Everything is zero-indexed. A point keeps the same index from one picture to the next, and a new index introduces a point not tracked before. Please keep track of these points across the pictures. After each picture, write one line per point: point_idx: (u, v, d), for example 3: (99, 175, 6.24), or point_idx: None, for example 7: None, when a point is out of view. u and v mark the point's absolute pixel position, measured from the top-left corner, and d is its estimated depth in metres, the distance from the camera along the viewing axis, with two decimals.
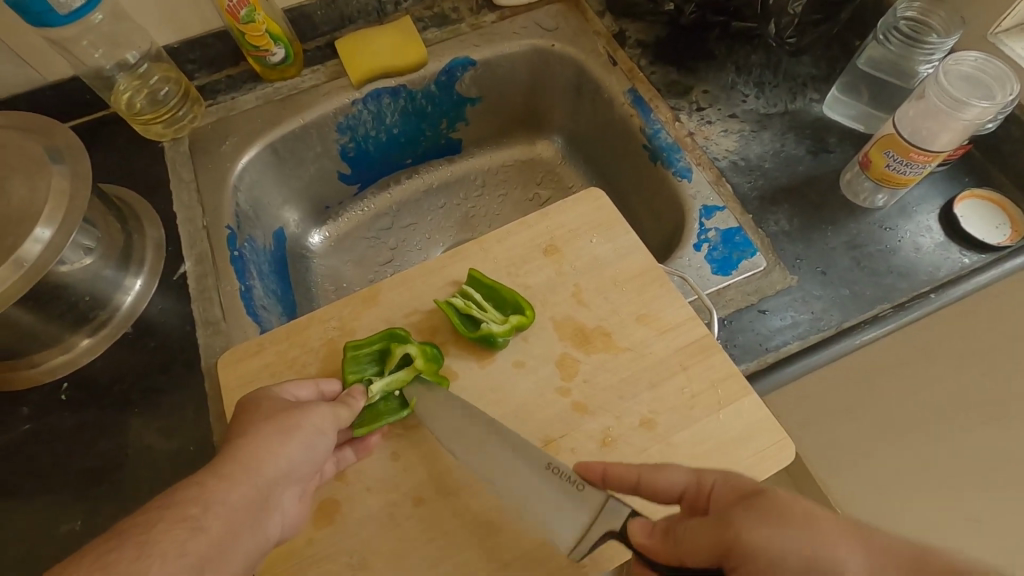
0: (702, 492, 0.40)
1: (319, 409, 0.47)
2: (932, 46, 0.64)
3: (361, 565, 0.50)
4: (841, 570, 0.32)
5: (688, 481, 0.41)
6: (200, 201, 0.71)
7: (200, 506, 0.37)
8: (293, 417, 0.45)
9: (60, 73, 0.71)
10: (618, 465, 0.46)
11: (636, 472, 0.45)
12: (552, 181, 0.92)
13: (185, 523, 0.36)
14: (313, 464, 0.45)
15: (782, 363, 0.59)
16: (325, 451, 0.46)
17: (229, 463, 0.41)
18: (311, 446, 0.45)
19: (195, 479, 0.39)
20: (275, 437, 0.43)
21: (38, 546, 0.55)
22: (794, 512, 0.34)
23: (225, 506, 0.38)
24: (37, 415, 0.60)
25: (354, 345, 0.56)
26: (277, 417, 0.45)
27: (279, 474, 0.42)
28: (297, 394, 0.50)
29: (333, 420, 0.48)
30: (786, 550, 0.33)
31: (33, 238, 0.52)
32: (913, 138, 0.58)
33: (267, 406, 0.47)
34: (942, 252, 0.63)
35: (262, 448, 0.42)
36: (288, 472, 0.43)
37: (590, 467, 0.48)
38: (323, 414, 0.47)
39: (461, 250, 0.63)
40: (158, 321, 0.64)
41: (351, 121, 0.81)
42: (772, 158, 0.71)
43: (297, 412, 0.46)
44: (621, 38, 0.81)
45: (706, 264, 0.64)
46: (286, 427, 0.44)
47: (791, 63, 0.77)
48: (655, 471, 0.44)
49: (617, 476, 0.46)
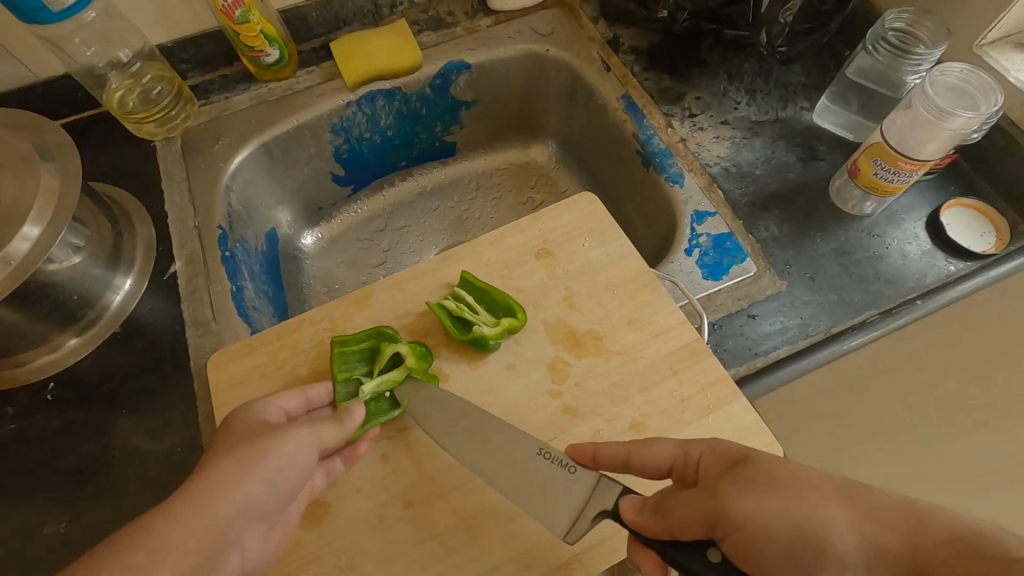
0: (690, 463, 0.43)
1: (294, 433, 0.44)
2: (919, 57, 0.65)
3: (350, 567, 0.50)
4: (828, 531, 0.34)
5: (676, 454, 0.44)
6: (192, 201, 0.71)
7: (148, 552, 0.33)
8: (261, 445, 0.42)
9: (52, 71, 0.71)
10: (609, 445, 0.47)
11: (625, 451, 0.46)
12: (546, 185, 0.92)
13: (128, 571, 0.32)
14: (281, 497, 0.42)
15: (771, 368, 0.59)
16: (296, 484, 0.43)
17: (183, 501, 0.37)
18: (279, 477, 0.42)
19: (142, 520, 0.35)
20: (240, 472, 0.40)
21: (21, 549, 0.54)
22: (778, 476, 0.37)
23: (177, 552, 0.34)
24: (22, 416, 0.59)
25: (342, 341, 0.56)
26: (244, 445, 0.42)
27: (239, 510, 0.39)
28: (284, 406, 0.49)
29: (309, 445, 0.45)
30: (774, 510, 0.36)
31: (22, 236, 0.52)
32: (901, 146, 0.59)
33: (236, 434, 0.44)
34: (929, 260, 0.64)
35: (224, 481, 0.39)
36: (251, 508, 0.40)
37: (581, 450, 0.48)
38: (299, 441, 0.44)
39: (454, 252, 0.63)
40: (147, 321, 0.64)
41: (345, 123, 0.81)
42: (763, 164, 0.72)
43: (267, 440, 0.43)
44: (615, 45, 0.82)
45: (697, 269, 0.64)
46: (252, 457, 0.41)
47: (782, 72, 0.78)
48: (643, 447, 0.46)
49: (608, 458, 0.47)
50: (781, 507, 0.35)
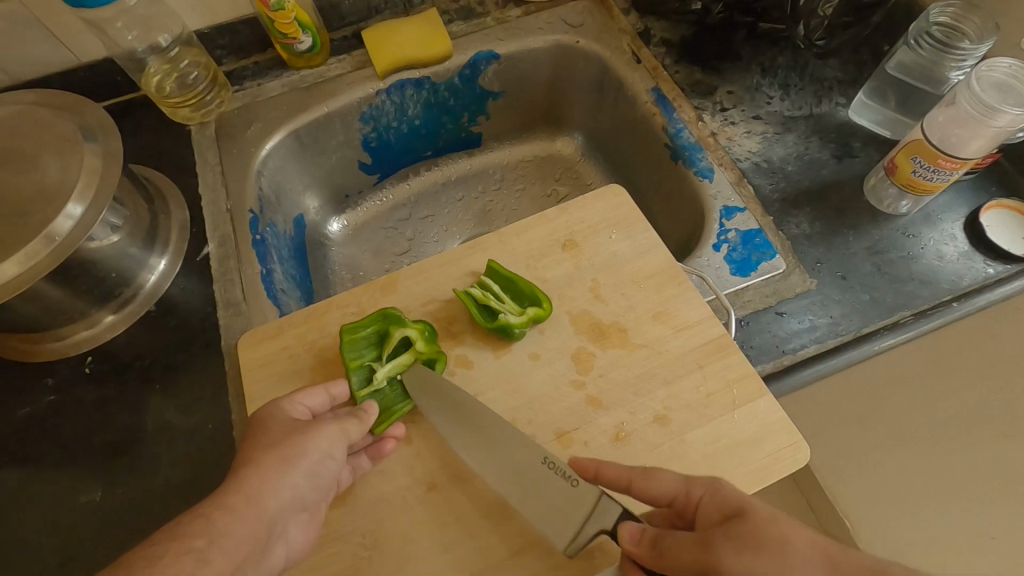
0: (689, 503, 0.43)
1: (323, 427, 0.46)
2: (964, 53, 0.63)
3: (373, 546, 0.50)
4: None
5: (678, 489, 0.44)
6: (225, 184, 0.72)
7: (206, 538, 0.36)
8: (299, 443, 0.44)
9: (94, 54, 0.73)
10: (610, 466, 0.48)
11: (628, 478, 0.47)
12: (571, 178, 0.92)
13: (189, 555, 0.34)
14: (316, 491, 0.45)
15: (798, 366, 0.59)
16: (329, 475, 0.46)
17: (234, 495, 0.39)
18: (315, 472, 0.44)
19: (198, 511, 0.37)
20: (278, 468, 0.42)
21: (57, 514, 0.56)
22: (769, 539, 0.37)
23: (230, 539, 0.37)
24: (62, 387, 0.61)
25: (349, 328, 0.57)
26: (283, 442, 0.44)
27: (282, 504, 0.41)
28: (309, 404, 0.50)
29: (341, 441, 0.47)
30: None
31: (65, 215, 0.54)
32: (941, 144, 0.58)
33: (274, 428, 0.46)
34: (966, 262, 0.63)
35: (268, 477, 0.41)
36: (292, 501, 0.42)
37: (584, 464, 0.49)
38: (329, 435, 0.46)
39: (480, 241, 0.63)
40: (181, 300, 0.66)
41: (374, 112, 0.82)
42: (796, 161, 0.70)
43: (304, 436, 0.45)
44: (646, 37, 0.81)
45: (725, 264, 0.64)
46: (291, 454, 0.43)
47: (817, 66, 0.76)
48: (646, 478, 0.46)
49: (609, 478, 0.47)
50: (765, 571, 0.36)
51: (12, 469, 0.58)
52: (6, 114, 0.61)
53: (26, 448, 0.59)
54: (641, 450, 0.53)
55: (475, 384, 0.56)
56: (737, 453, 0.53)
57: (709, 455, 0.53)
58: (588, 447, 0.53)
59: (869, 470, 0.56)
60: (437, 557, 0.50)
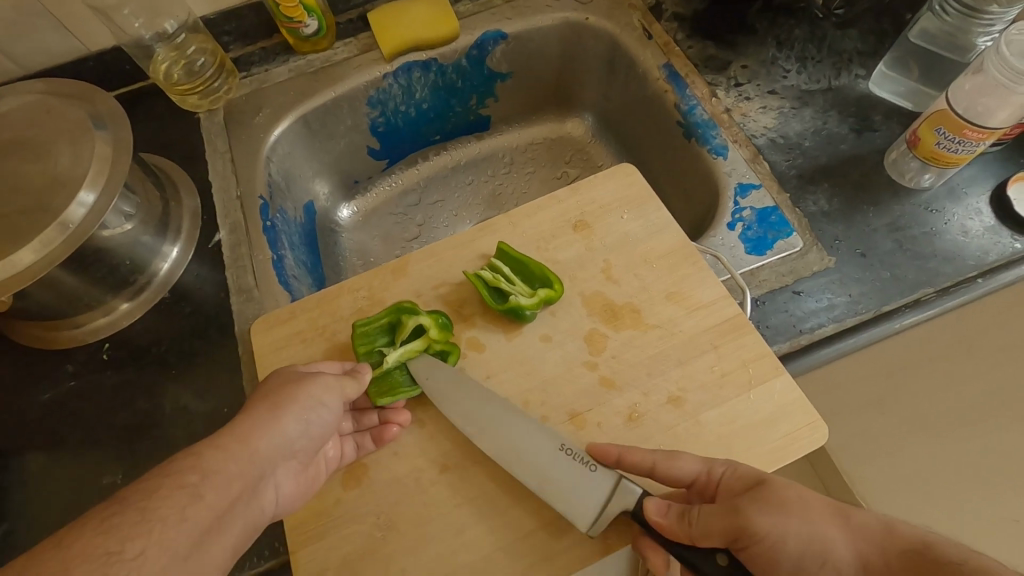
0: (711, 482, 0.45)
1: (316, 378, 0.48)
2: (992, 17, 0.61)
3: (388, 527, 0.51)
4: (831, 547, 0.38)
5: (699, 470, 0.46)
6: (234, 171, 0.72)
7: (198, 474, 0.37)
8: (292, 390, 0.46)
9: (102, 43, 0.73)
10: (634, 450, 0.48)
11: (651, 460, 0.48)
12: (581, 160, 0.91)
13: (183, 489, 0.35)
14: (309, 439, 0.46)
15: (816, 345, 0.58)
16: (323, 426, 0.47)
17: (228, 437, 0.41)
18: (308, 420, 0.45)
19: (192, 448, 0.38)
20: (270, 413, 0.43)
21: (81, 496, 0.57)
22: (791, 501, 0.40)
23: (222, 476, 0.38)
24: (81, 373, 0.62)
25: (362, 322, 0.57)
26: (277, 390, 0.46)
27: (274, 448, 0.42)
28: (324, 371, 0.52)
29: (336, 392, 0.48)
30: (789, 532, 0.38)
31: (78, 203, 0.54)
32: (967, 113, 0.55)
33: (272, 379, 0.48)
34: (992, 237, 0.61)
35: (260, 421, 0.43)
36: (284, 446, 0.43)
37: (604, 449, 0.49)
38: (322, 386, 0.47)
39: (490, 223, 0.63)
40: (194, 287, 0.66)
41: (381, 96, 0.81)
42: (813, 136, 0.68)
43: (298, 386, 0.46)
44: (657, 11, 0.78)
45: (740, 243, 0.62)
46: (283, 400, 0.45)
47: (837, 37, 0.74)
48: (668, 460, 0.47)
49: (632, 462, 0.48)
50: (796, 529, 0.38)
51: (36, 454, 0.59)
52: (17, 103, 0.61)
53: (48, 432, 0.60)
54: (655, 431, 0.53)
55: (487, 367, 0.56)
56: (753, 433, 0.52)
57: (724, 434, 0.52)
58: (601, 429, 0.53)
59: (888, 455, 0.58)
60: (451, 537, 0.50)
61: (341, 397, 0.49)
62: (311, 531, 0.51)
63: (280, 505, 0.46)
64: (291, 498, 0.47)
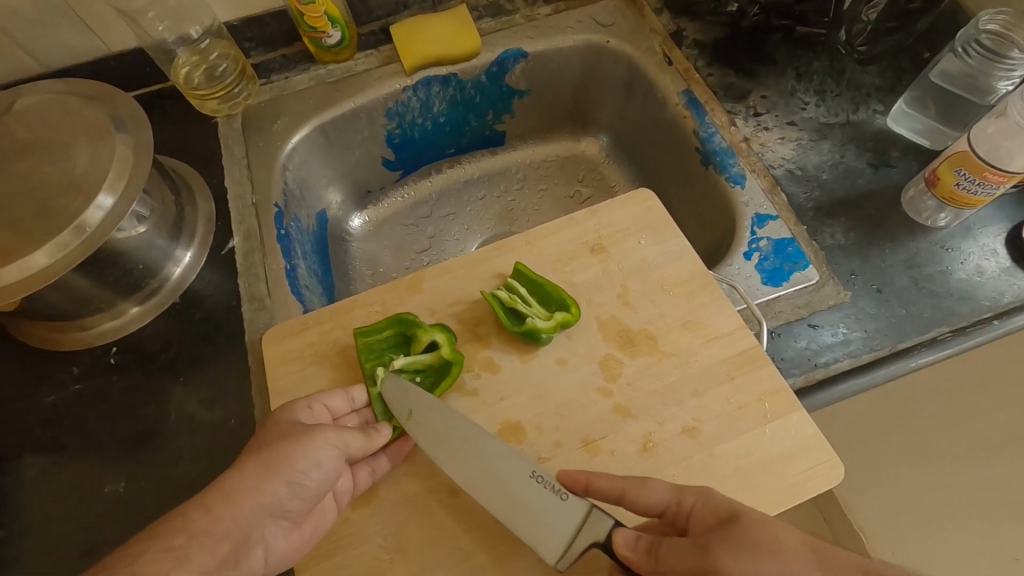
0: (681, 512, 0.43)
1: (320, 436, 0.46)
2: (1013, 62, 0.61)
3: (395, 549, 0.50)
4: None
5: (669, 499, 0.44)
6: (250, 177, 0.72)
7: (184, 536, 0.39)
8: (286, 450, 0.44)
9: (123, 44, 0.72)
10: (602, 476, 0.47)
11: (619, 488, 0.46)
12: (594, 180, 0.91)
13: (170, 553, 0.38)
14: (301, 500, 0.45)
15: (832, 381, 0.57)
16: (319, 484, 0.46)
17: (217, 493, 0.42)
18: (298, 481, 0.45)
19: (181, 509, 0.41)
20: (260, 475, 0.43)
21: (81, 503, 0.56)
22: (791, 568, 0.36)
23: (207, 539, 0.40)
24: (86, 376, 0.61)
25: (363, 333, 0.57)
26: (270, 446, 0.45)
27: (262, 507, 0.43)
28: (330, 405, 0.52)
29: (333, 448, 0.46)
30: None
31: (96, 206, 0.54)
32: (989, 157, 0.55)
33: (271, 431, 0.47)
34: (1007, 279, 0.61)
35: (249, 483, 0.43)
36: (272, 506, 0.44)
37: (574, 478, 0.49)
38: (325, 442, 0.46)
39: (507, 242, 0.63)
40: (205, 293, 0.65)
41: (400, 108, 0.81)
42: (831, 169, 0.69)
43: (294, 443, 0.45)
44: (678, 38, 0.79)
45: (756, 273, 0.62)
46: (274, 460, 0.44)
47: (856, 72, 0.74)
48: (636, 488, 0.46)
49: (600, 490, 0.47)
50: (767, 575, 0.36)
51: (38, 456, 0.58)
52: (34, 102, 0.61)
53: (52, 436, 0.59)
54: (668, 461, 0.52)
55: (501, 389, 0.55)
56: (770, 467, 0.52)
57: (740, 468, 0.52)
58: (615, 457, 0.52)
59: (890, 485, 0.63)
60: (458, 564, 0.50)
61: (340, 455, 0.47)
62: (319, 549, 0.50)
63: (271, 563, 0.47)
64: (283, 554, 0.47)
